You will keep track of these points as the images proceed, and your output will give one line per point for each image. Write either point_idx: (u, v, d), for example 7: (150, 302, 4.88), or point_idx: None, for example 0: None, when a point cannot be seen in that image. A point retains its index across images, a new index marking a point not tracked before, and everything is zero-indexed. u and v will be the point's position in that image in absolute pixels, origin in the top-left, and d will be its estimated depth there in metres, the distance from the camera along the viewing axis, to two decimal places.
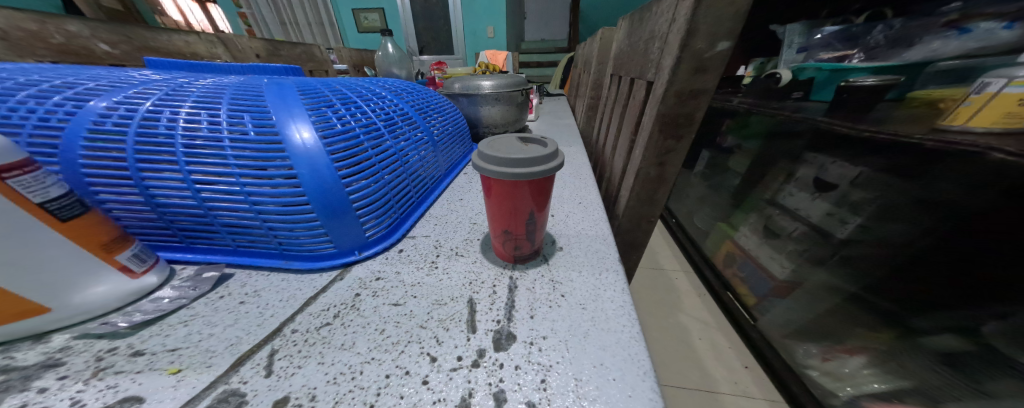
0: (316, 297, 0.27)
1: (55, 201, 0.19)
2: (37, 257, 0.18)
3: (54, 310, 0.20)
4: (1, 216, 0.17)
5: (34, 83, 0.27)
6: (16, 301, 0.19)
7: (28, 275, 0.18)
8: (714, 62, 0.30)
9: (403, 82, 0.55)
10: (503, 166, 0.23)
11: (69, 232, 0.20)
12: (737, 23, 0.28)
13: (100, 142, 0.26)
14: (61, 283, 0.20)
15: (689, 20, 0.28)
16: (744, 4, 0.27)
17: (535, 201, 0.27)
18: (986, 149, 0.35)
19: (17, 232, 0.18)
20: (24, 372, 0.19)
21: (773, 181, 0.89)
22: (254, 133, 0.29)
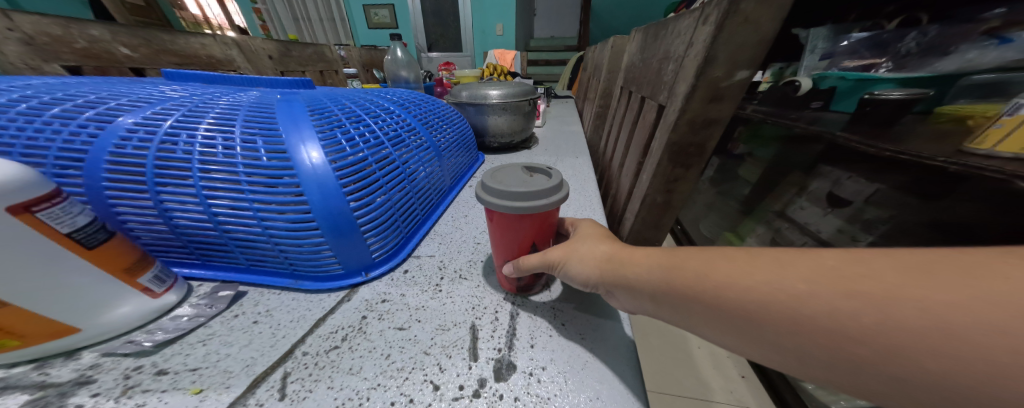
0: (324, 319, 0.28)
1: (82, 230, 0.21)
2: (62, 283, 0.20)
3: (85, 329, 0.22)
4: (34, 249, 0.18)
5: (60, 101, 0.29)
6: (45, 322, 0.20)
7: (55, 300, 0.19)
8: (730, 90, 0.29)
9: (412, 94, 0.55)
10: (503, 199, 0.24)
11: (96, 258, 0.21)
12: (759, 51, 0.28)
13: (123, 164, 0.27)
14: (93, 305, 0.21)
15: (708, 47, 0.27)
16: (768, 33, 0.26)
17: (536, 233, 0.28)
18: (1011, 176, 0.39)
19: (52, 261, 0.19)
20: (60, 388, 0.20)
21: (784, 193, 0.89)
22: (266, 157, 0.30)
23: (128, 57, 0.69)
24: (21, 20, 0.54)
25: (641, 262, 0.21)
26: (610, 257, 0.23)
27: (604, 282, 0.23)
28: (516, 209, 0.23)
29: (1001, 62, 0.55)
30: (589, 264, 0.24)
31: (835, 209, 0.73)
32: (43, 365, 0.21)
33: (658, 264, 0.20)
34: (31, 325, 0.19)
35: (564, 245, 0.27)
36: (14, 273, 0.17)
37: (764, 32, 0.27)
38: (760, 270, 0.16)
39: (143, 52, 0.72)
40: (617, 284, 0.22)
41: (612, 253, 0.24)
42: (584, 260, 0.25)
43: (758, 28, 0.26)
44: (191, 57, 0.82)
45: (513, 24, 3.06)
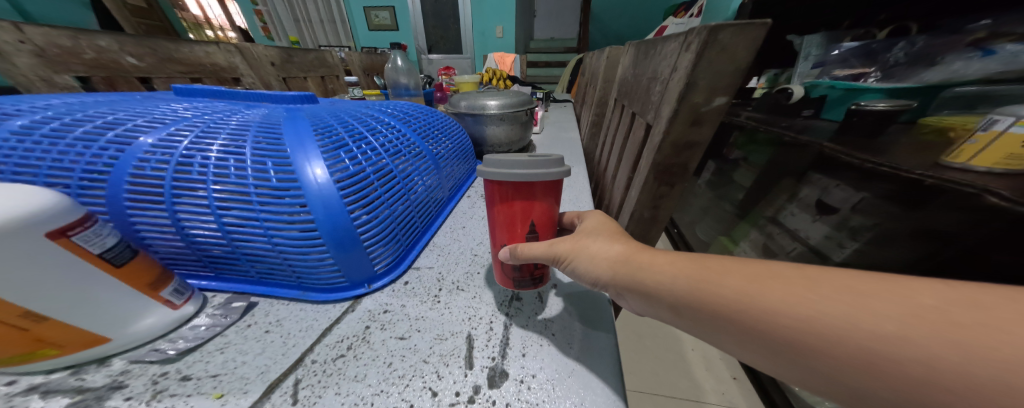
0: (330, 329, 0.29)
1: (111, 250, 0.23)
2: (94, 297, 0.22)
3: (114, 339, 0.23)
4: (70, 268, 0.20)
5: (81, 122, 0.30)
6: (80, 333, 0.22)
7: (88, 312, 0.21)
8: (710, 115, 0.31)
9: (412, 107, 0.57)
10: (504, 166, 0.25)
11: (125, 275, 0.23)
12: (736, 79, 0.29)
13: (142, 184, 0.29)
14: (123, 316, 0.23)
15: (689, 75, 0.29)
16: (743, 63, 0.28)
17: (537, 213, 0.30)
18: (981, 191, 0.42)
19: (85, 278, 0.21)
20: (96, 392, 0.22)
21: (777, 198, 0.94)
22: (274, 176, 0.32)
23: (134, 66, 0.71)
24: (32, 33, 0.56)
25: (666, 269, 0.22)
26: (623, 257, 0.25)
27: (609, 279, 0.25)
28: (515, 174, 0.25)
29: (986, 72, 0.62)
30: (597, 260, 0.26)
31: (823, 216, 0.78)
32: (77, 371, 0.23)
33: (685, 277, 0.21)
34: (68, 335, 0.21)
35: (575, 238, 0.28)
36: (48, 290, 0.19)
37: (739, 62, 0.28)
38: (823, 302, 0.16)
39: (149, 61, 0.73)
40: (620, 281, 0.24)
41: (626, 253, 0.25)
42: (595, 258, 0.26)
43: (735, 57, 0.28)
44: (195, 66, 0.84)
45: (513, 26, 3.07)
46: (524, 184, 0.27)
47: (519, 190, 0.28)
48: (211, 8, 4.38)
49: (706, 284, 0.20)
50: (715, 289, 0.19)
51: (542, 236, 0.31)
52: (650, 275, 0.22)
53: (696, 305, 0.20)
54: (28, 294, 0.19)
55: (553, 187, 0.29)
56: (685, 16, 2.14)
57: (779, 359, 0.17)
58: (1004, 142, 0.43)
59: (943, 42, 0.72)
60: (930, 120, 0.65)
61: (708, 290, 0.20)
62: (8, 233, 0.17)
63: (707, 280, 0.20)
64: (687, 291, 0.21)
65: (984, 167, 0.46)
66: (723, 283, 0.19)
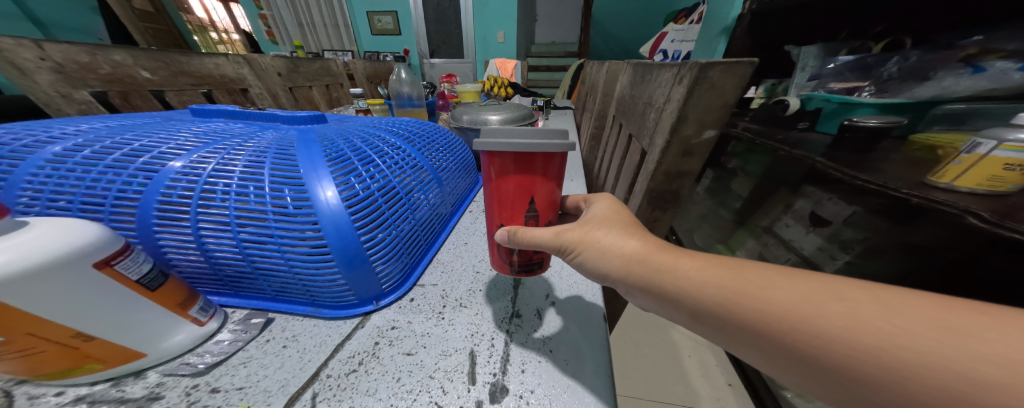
0: (341, 345, 0.31)
1: (146, 275, 0.25)
2: (130, 318, 0.24)
3: (149, 354, 0.26)
4: (112, 294, 0.22)
5: (112, 148, 0.33)
6: (119, 350, 0.24)
7: (123, 330, 0.24)
8: (699, 147, 0.34)
9: (417, 125, 0.59)
10: (502, 136, 0.25)
11: (158, 297, 0.26)
12: (724, 114, 0.32)
13: (169, 209, 0.31)
14: (158, 333, 0.26)
15: (681, 109, 0.31)
16: (730, 100, 0.30)
17: (537, 190, 0.30)
18: (963, 212, 0.44)
19: (129, 301, 0.23)
20: (137, 403, 0.24)
21: (773, 209, 0.96)
22: (290, 199, 0.34)
23: (148, 80, 0.73)
24: (51, 50, 0.59)
25: (699, 277, 0.24)
26: (655, 261, 0.26)
27: (620, 274, 0.28)
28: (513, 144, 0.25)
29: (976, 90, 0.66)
30: (607, 253, 0.28)
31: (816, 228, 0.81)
32: (116, 382, 0.25)
33: (715, 285, 0.23)
34: (110, 353, 0.24)
35: (585, 229, 0.30)
36: (98, 314, 0.22)
37: (726, 98, 0.31)
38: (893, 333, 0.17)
39: (162, 74, 0.76)
40: (631, 274, 0.27)
41: (660, 258, 0.26)
42: (607, 254, 0.28)
43: (724, 93, 0.30)
44: (205, 77, 0.86)
45: (514, 31, 3.09)
46: (524, 156, 0.27)
47: (518, 163, 0.27)
48: (217, 11, 4.42)
49: (747, 299, 0.22)
50: (760, 304, 0.21)
51: (542, 216, 0.31)
52: (685, 282, 0.24)
53: (730, 313, 0.22)
54: (82, 317, 0.21)
55: (555, 163, 0.28)
56: (685, 24, 2.16)
57: (790, 367, 0.20)
58: (987, 164, 0.46)
59: (936, 59, 0.75)
60: (919, 139, 0.67)
61: (748, 306, 0.21)
62: (52, 267, 0.19)
63: (751, 295, 0.22)
64: (722, 301, 0.23)
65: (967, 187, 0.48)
66: (767, 303, 0.21)
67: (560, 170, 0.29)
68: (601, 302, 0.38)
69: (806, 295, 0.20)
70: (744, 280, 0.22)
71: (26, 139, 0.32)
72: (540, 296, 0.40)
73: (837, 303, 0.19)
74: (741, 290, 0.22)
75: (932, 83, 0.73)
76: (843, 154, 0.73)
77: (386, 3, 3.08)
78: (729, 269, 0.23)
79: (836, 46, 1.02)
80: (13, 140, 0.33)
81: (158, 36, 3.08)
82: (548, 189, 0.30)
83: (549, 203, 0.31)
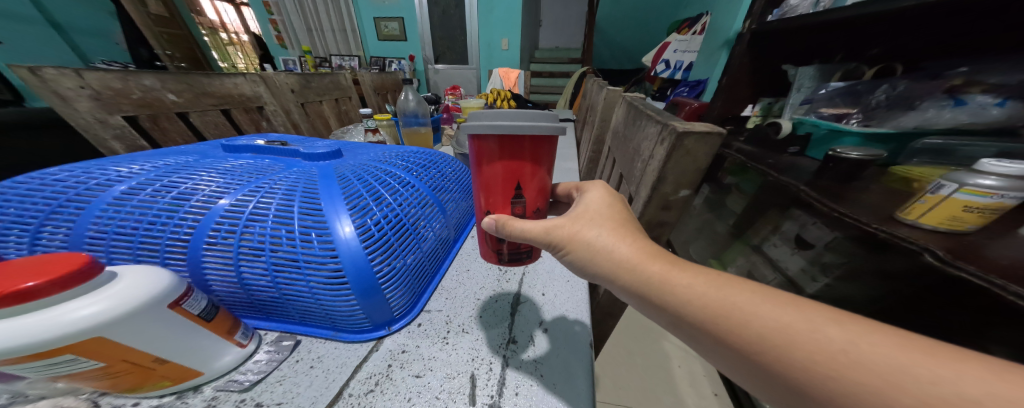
0: (360, 366, 0.36)
1: (205, 309, 0.31)
2: (194, 345, 0.30)
3: (206, 372, 0.32)
4: (183, 327, 0.28)
5: (165, 192, 0.38)
6: (185, 370, 0.30)
7: (190, 355, 0.29)
8: (676, 202, 0.39)
9: (424, 156, 0.64)
10: (490, 118, 0.29)
11: (212, 326, 0.32)
12: (697, 176, 0.37)
13: (215, 247, 0.36)
14: (209, 358, 0.31)
15: (659, 172, 0.36)
16: (702, 165, 0.35)
17: (526, 173, 0.33)
18: (920, 249, 0.48)
19: (191, 332, 0.29)
20: None
21: (763, 228, 1.02)
22: (315, 237, 0.38)
23: (174, 102, 0.78)
24: (91, 78, 0.64)
25: (688, 293, 0.29)
26: (650, 274, 0.30)
27: (609, 274, 0.32)
28: (499, 126, 0.29)
29: (955, 124, 0.69)
30: (593, 251, 0.33)
31: (800, 250, 0.88)
32: (179, 395, 0.31)
33: (706, 306, 0.28)
34: (179, 371, 0.30)
35: (575, 227, 0.34)
36: (172, 343, 0.28)
37: (700, 163, 0.35)
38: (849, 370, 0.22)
39: (186, 96, 0.80)
40: (619, 277, 0.31)
41: (654, 271, 0.30)
42: (592, 247, 0.33)
43: (697, 158, 0.35)
44: (225, 97, 0.91)
45: (517, 39, 3.14)
46: (511, 137, 0.30)
47: (506, 144, 0.31)
48: (226, 12, 4.49)
49: (730, 319, 0.27)
50: (742, 324, 0.26)
51: (528, 200, 0.35)
52: (678, 295, 0.29)
53: (712, 329, 0.27)
54: (163, 349, 0.27)
55: (542, 144, 0.31)
56: (686, 35, 2.18)
57: (749, 374, 0.26)
58: (948, 205, 0.50)
59: (918, 93, 0.79)
60: (899, 169, 0.71)
61: (730, 327, 0.26)
62: (145, 312, 0.25)
63: (733, 316, 0.27)
64: (705, 318, 0.28)
65: (930, 225, 0.53)
66: (746, 325, 0.26)
67: (548, 151, 0.32)
68: (588, 328, 0.42)
69: (785, 325, 0.25)
70: (734, 304, 0.27)
71: (94, 183, 0.38)
72: (532, 322, 0.44)
73: (807, 334, 0.24)
74: (726, 310, 0.27)
75: (915, 113, 0.77)
76: (826, 183, 0.77)
77: (393, 9, 3.13)
78: (718, 291, 0.28)
79: (834, 68, 1.06)
80: (81, 182, 0.38)
81: (171, 40, 3.16)
82: (536, 173, 0.34)
83: (537, 187, 0.35)
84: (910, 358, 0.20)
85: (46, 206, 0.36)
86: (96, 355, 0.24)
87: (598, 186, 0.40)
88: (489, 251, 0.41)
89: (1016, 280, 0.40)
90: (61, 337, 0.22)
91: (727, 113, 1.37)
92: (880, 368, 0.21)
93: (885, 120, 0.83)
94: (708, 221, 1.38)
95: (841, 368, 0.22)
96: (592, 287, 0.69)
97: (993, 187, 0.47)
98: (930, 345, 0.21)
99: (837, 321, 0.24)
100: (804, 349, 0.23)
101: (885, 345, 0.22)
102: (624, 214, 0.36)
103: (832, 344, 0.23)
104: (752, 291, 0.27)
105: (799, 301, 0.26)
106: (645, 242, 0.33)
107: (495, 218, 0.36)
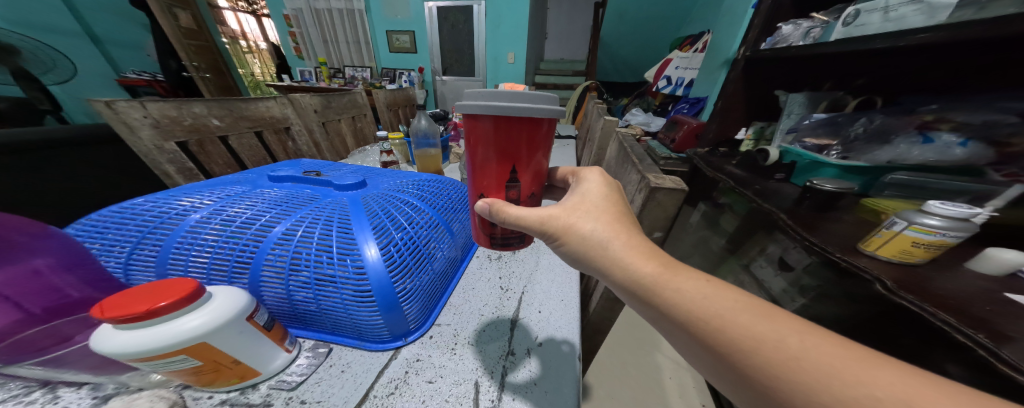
0: (382, 371, 0.44)
1: (267, 321, 0.40)
2: (258, 350, 0.38)
3: (263, 373, 0.40)
4: (252, 335, 0.37)
5: (233, 222, 0.47)
6: (251, 371, 0.38)
7: (255, 358, 0.38)
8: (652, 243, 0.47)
9: (436, 185, 0.72)
10: (487, 98, 0.31)
11: (271, 336, 0.40)
12: (666, 223, 0.45)
13: (272, 268, 0.45)
14: (266, 361, 0.39)
15: (638, 216, 0.44)
16: (669, 216, 0.43)
17: (526, 154, 0.36)
18: (872, 278, 0.55)
19: (256, 339, 0.38)
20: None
21: (751, 250, 1.15)
22: (348, 262, 0.45)
23: (217, 126, 0.88)
24: (152, 108, 0.73)
25: (677, 297, 0.32)
26: (644, 275, 0.33)
27: (605, 264, 0.35)
28: (497, 106, 0.31)
29: (922, 159, 0.74)
30: (586, 243, 0.36)
31: (782, 272, 1.00)
32: (241, 391, 0.39)
33: (690, 316, 0.31)
34: (248, 371, 0.38)
35: (570, 218, 0.37)
36: (245, 348, 0.36)
37: (670, 211, 0.43)
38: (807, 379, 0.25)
39: (227, 121, 0.90)
40: (613, 273, 0.35)
41: (646, 272, 0.34)
42: (585, 240, 0.36)
43: (667, 208, 0.43)
44: (259, 120, 1.01)
45: (524, 53, 3.16)
46: (507, 118, 0.32)
47: (501, 127, 0.33)
48: (248, 22, 4.67)
49: (708, 325, 0.30)
50: (718, 330, 0.30)
51: (524, 184, 0.38)
52: (666, 298, 0.32)
53: (692, 330, 0.31)
54: (240, 352, 0.35)
55: (539, 126, 0.34)
56: (687, 53, 2.30)
57: (715, 370, 0.30)
58: (899, 240, 0.58)
59: (892, 130, 0.85)
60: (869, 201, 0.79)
61: (708, 330, 0.30)
62: (231, 323, 0.34)
63: (712, 323, 0.30)
64: (687, 321, 0.31)
65: (884, 256, 0.60)
66: (722, 330, 0.29)
67: (545, 136, 0.35)
68: (576, 345, 0.50)
69: (758, 335, 0.28)
70: (717, 314, 0.30)
71: (177, 212, 0.47)
72: (527, 337, 0.51)
73: (773, 342, 0.27)
74: (707, 317, 0.30)
75: (889, 147, 0.82)
76: (804, 211, 0.84)
77: (405, 23, 3.26)
78: (706, 299, 0.31)
79: (821, 96, 1.10)
80: (162, 213, 0.47)
81: (197, 51, 3.35)
82: (533, 157, 0.36)
83: (532, 171, 0.38)
84: (843, 366, 0.24)
85: (138, 233, 0.45)
86: (199, 356, 0.32)
87: (594, 173, 0.44)
88: (482, 235, 0.45)
89: (947, 309, 0.47)
90: (179, 342, 0.30)
91: (722, 136, 1.41)
92: (817, 373, 0.25)
93: (863, 152, 0.88)
94: (703, 237, 1.49)
95: (788, 370, 0.26)
96: (584, 305, 0.76)
97: (936, 226, 0.55)
98: (868, 355, 0.24)
99: (800, 333, 0.27)
100: (766, 355, 0.27)
101: (832, 354, 0.25)
102: (619, 208, 0.39)
103: (789, 352, 0.27)
104: (735, 300, 0.31)
105: (775, 313, 0.29)
106: (638, 241, 0.36)
107: (488, 202, 0.39)
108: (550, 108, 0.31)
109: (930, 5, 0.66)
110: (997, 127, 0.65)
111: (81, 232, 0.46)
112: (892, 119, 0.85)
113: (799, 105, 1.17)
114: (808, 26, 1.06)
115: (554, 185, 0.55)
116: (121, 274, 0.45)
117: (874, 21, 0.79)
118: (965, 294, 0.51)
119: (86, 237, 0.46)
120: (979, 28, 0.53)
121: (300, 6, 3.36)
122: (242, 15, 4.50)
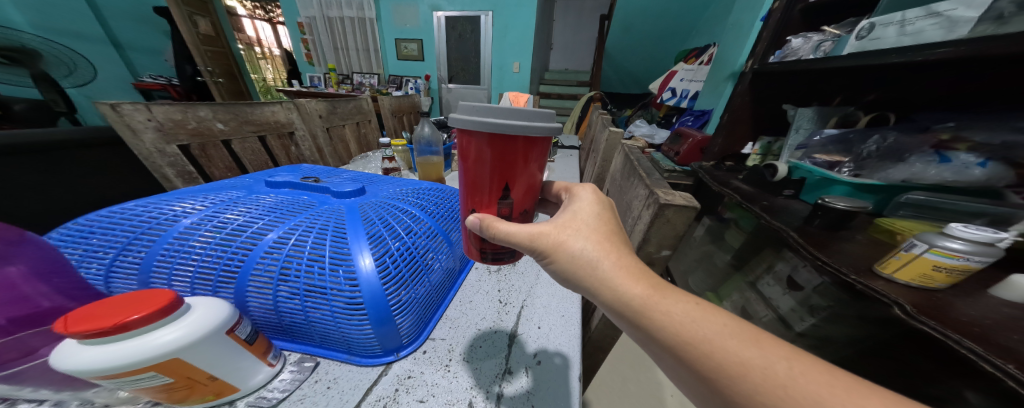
0: (371, 389, 0.41)
1: (250, 334, 0.38)
2: (237, 366, 0.36)
3: (242, 389, 0.37)
4: (234, 349, 0.35)
5: (221, 231, 0.45)
6: (230, 388, 0.36)
7: (234, 373, 0.36)
8: (659, 259, 0.46)
9: (436, 195, 0.71)
10: (477, 113, 0.29)
11: (254, 350, 0.38)
12: (674, 241, 0.43)
13: (258, 278, 0.43)
14: (245, 377, 0.37)
15: (645, 234, 0.42)
16: (678, 235, 0.41)
17: (521, 168, 0.34)
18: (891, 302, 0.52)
19: (237, 353, 0.36)
20: None
21: (758, 266, 1.13)
22: (342, 272, 0.44)
23: (221, 130, 0.88)
24: (157, 112, 0.73)
25: (666, 320, 0.30)
26: (632, 295, 0.31)
27: (596, 285, 0.33)
28: (488, 123, 0.29)
29: (940, 179, 0.71)
30: (576, 262, 0.34)
31: (792, 291, 0.97)
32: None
33: (682, 341, 0.29)
34: (228, 387, 0.36)
35: (560, 236, 0.35)
36: (223, 362, 0.34)
37: (678, 229, 0.41)
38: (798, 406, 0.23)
39: (232, 125, 0.90)
40: (601, 293, 0.32)
41: (635, 293, 0.31)
42: (576, 258, 0.34)
43: (676, 226, 0.41)
44: (263, 124, 1.01)
45: (529, 63, 3.19)
46: (502, 136, 0.31)
47: (495, 143, 0.31)
48: (263, 29, 4.81)
49: (695, 349, 0.28)
50: (706, 354, 0.27)
51: (516, 200, 0.37)
52: (655, 320, 0.30)
53: (680, 354, 0.29)
54: (217, 367, 0.34)
55: (536, 141, 0.32)
56: (693, 65, 2.29)
57: (703, 398, 0.28)
58: (919, 263, 0.55)
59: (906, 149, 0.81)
60: (883, 222, 0.76)
61: (696, 355, 0.28)
62: (206, 338, 0.32)
63: (700, 347, 0.28)
64: (673, 344, 0.29)
65: (903, 279, 0.58)
66: (709, 355, 0.27)
67: (540, 151, 0.33)
68: (575, 367, 0.46)
69: (744, 360, 0.26)
70: (703, 337, 0.28)
71: (165, 218, 0.46)
72: (523, 356, 0.48)
73: (760, 369, 0.25)
74: (695, 340, 0.28)
75: (904, 166, 0.79)
76: (815, 229, 0.81)
77: (413, 32, 3.34)
78: (693, 322, 0.29)
79: (830, 111, 1.05)
80: (150, 219, 0.46)
81: (212, 57, 3.44)
82: (526, 171, 0.34)
83: (525, 185, 0.36)
84: (832, 394, 0.22)
85: (122, 240, 0.44)
86: (169, 373, 0.31)
87: (588, 191, 0.42)
88: (472, 248, 0.43)
89: (970, 336, 0.44)
90: (146, 358, 0.28)
91: (728, 149, 1.38)
92: (805, 401, 0.23)
93: (877, 170, 0.85)
94: (708, 252, 1.47)
95: (775, 398, 0.24)
96: (585, 321, 0.73)
97: (959, 250, 0.52)
98: (854, 384, 0.23)
99: (789, 358, 0.25)
100: (751, 380, 0.25)
101: (820, 383, 0.23)
102: (612, 226, 0.37)
103: (776, 378, 0.24)
104: (724, 324, 0.28)
105: (763, 338, 0.26)
106: (629, 260, 0.34)
107: (478, 217, 0.37)
108: (547, 127, 0.30)
109: (948, 19, 0.64)
110: (1016, 148, 0.63)
111: (65, 237, 0.45)
112: (907, 137, 0.82)
113: (808, 119, 1.09)
114: (819, 39, 1.03)
115: (549, 198, 0.52)
116: (103, 282, 0.44)
117: (889, 35, 0.76)
118: (989, 321, 0.48)
119: (69, 242, 0.45)
120: (1007, 44, 0.50)
121: (313, 14, 3.47)
122: (258, 22, 4.71)
